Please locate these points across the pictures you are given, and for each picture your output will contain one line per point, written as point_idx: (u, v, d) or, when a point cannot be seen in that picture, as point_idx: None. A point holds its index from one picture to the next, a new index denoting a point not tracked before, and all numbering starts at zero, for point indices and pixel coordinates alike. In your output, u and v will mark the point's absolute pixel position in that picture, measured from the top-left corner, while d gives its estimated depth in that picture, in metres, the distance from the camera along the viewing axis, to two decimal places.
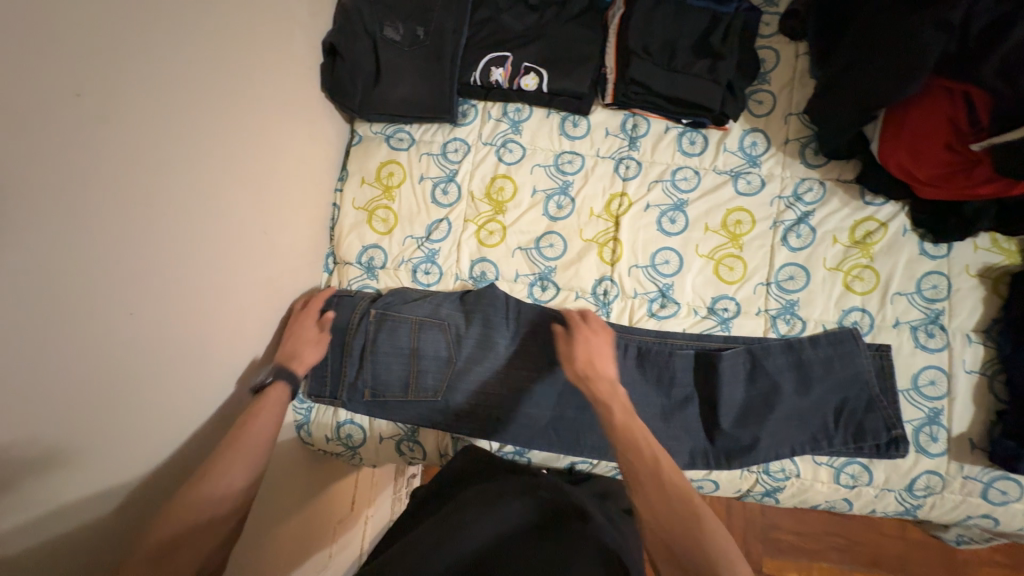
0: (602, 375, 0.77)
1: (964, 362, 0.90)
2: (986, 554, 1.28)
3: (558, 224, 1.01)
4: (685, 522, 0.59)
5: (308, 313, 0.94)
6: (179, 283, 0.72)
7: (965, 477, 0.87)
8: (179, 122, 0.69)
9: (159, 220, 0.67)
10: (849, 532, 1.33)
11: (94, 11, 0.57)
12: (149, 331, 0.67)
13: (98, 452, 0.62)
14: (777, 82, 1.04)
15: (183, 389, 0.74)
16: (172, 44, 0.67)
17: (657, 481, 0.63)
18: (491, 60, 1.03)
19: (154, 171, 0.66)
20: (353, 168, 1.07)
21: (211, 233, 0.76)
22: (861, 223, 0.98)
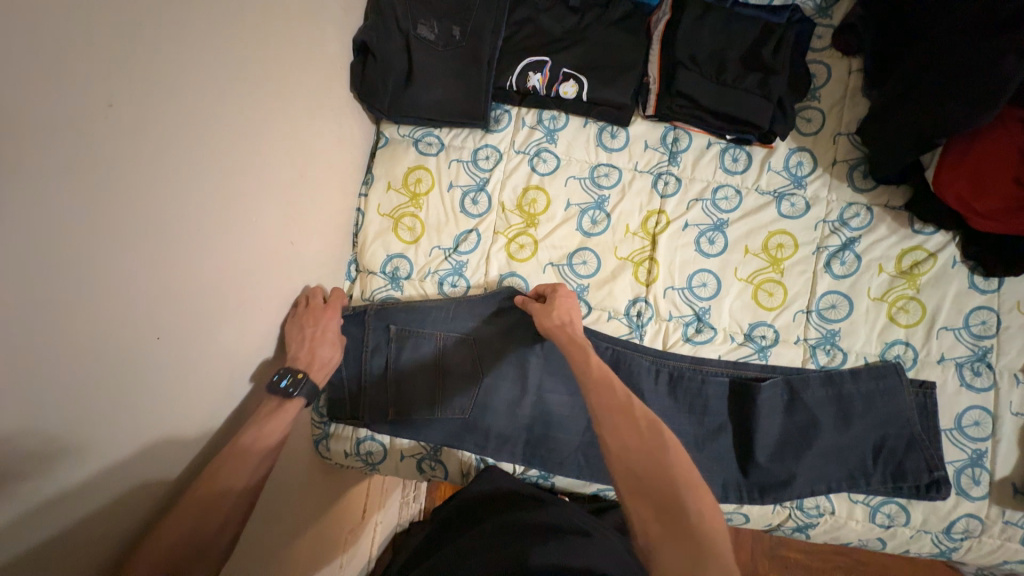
0: (578, 328, 0.80)
1: (1011, 404, 0.87)
2: None
3: (592, 240, 0.97)
4: (648, 440, 0.58)
5: (331, 309, 0.89)
6: (205, 301, 0.68)
7: (1005, 522, 0.85)
8: (209, 130, 0.65)
9: (186, 236, 0.63)
10: (861, 553, 1.31)
11: (130, 12, 0.53)
12: (174, 353, 0.64)
13: (125, 480, 0.59)
14: (826, 99, 0.99)
15: (205, 410, 0.70)
16: (205, 45, 0.63)
17: (624, 410, 0.62)
18: (529, 64, 0.98)
19: (185, 185, 0.62)
20: (379, 172, 1.02)
21: (234, 246, 0.72)
22: (908, 252, 0.94)
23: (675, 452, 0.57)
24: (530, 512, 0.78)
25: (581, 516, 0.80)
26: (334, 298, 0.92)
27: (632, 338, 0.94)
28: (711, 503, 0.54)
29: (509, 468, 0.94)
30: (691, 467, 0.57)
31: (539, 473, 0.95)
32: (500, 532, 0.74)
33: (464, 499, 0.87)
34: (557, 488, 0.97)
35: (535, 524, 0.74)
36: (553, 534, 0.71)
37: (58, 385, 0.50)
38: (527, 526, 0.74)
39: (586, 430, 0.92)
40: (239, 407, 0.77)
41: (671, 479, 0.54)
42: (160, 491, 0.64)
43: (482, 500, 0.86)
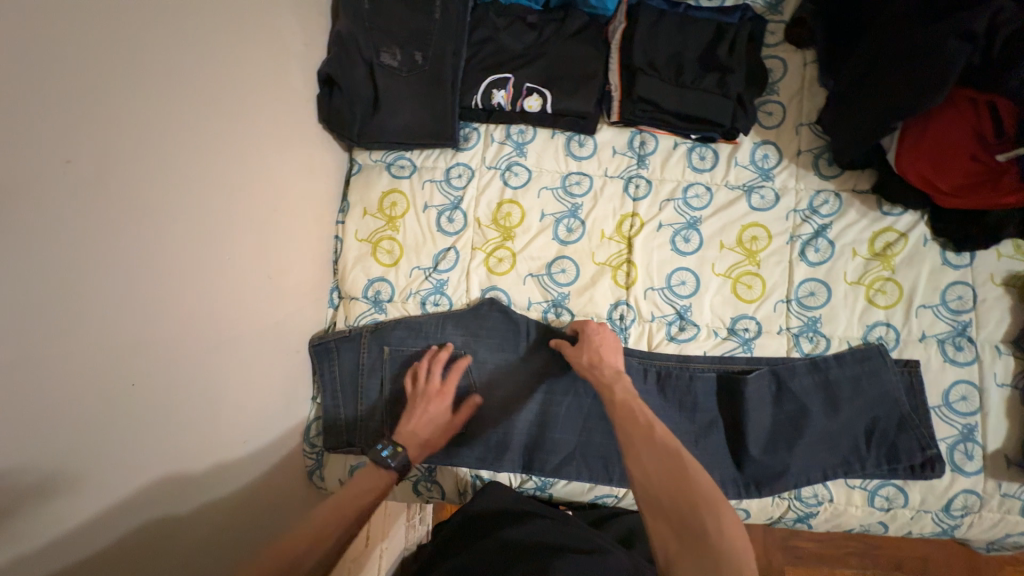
0: (608, 363, 0.79)
1: (995, 375, 0.88)
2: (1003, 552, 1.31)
3: (569, 248, 0.98)
4: (674, 475, 0.57)
5: (445, 392, 0.88)
6: (183, 343, 0.68)
7: (1003, 494, 0.85)
8: (172, 175, 0.65)
9: (156, 282, 0.63)
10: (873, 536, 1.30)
11: (81, 67, 0.53)
12: (152, 401, 0.63)
13: (108, 536, 0.58)
14: (785, 92, 1.01)
15: (189, 456, 0.70)
16: (164, 92, 0.64)
17: (646, 436, 0.61)
18: (492, 82, 0.99)
19: (152, 232, 0.62)
20: (354, 199, 1.03)
21: (210, 287, 0.72)
22: (880, 234, 0.95)
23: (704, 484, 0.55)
24: (536, 527, 0.78)
25: (587, 532, 0.79)
26: (452, 377, 0.90)
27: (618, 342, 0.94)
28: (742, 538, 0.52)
29: (507, 480, 0.93)
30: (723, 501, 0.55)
31: (537, 484, 0.95)
32: (501, 547, 0.73)
33: (463, 517, 0.86)
34: (556, 499, 0.96)
35: (548, 540, 0.74)
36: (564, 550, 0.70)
37: (31, 444, 0.49)
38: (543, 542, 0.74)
39: (581, 437, 0.92)
40: (227, 448, 0.77)
41: (697, 512, 0.53)
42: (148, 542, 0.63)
43: (484, 517, 0.84)
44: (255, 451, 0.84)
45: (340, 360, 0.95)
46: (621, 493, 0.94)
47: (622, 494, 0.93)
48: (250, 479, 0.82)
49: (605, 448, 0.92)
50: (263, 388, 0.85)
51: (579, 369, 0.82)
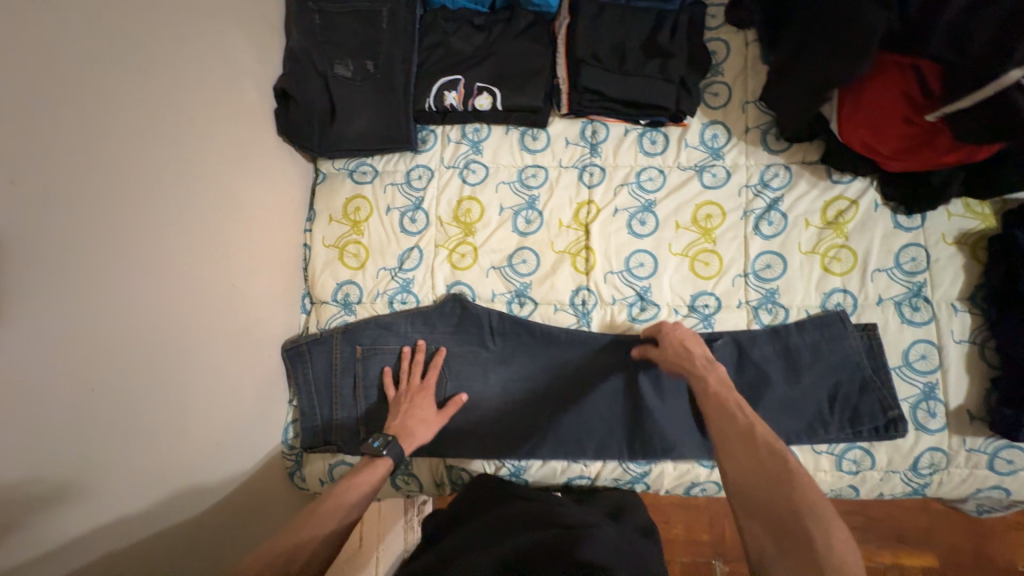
0: (695, 355, 0.83)
1: (952, 332, 0.89)
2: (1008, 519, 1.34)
3: (529, 239, 1.01)
4: (767, 470, 0.65)
5: (426, 390, 0.93)
6: (134, 347, 0.72)
7: (968, 450, 0.85)
8: (115, 192, 0.70)
9: (106, 290, 0.69)
10: (871, 511, 1.37)
11: (17, 101, 0.59)
12: (101, 401, 0.68)
13: (71, 524, 0.65)
14: (729, 72, 1.03)
15: (147, 454, 0.74)
16: (102, 117, 0.69)
17: (747, 438, 0.69)
18: (443, 84, 1.02)
19: (99, 244, 0.68)
20: (320, 207, 1.07)
21: (161, 294, 0.77)
22: (832, 203, 0.97)
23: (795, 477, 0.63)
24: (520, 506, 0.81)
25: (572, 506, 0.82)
26: (429, 376, 0.94)
27: (581, 327, 0.96)
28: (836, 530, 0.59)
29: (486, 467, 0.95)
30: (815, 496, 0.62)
31: (511, 470, 0.96)
32: (485, 530, 0.77)
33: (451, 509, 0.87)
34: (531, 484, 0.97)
35: (535, 518, 0.77)
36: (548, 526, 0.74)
37: None
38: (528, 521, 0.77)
39: (550, 420, 0.94)
40: (195, 448, 0.82)
41: (793, 504, 0.61)
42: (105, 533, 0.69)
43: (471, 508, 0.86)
44: (229, 451, 0.88)
45: (313, 363, 0.98)
46: (595, 474, 0.95)
47: (595, 474, 0.94)
48: (222, 476, 0.87)
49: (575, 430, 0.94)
50: (231, 390, 0.89)
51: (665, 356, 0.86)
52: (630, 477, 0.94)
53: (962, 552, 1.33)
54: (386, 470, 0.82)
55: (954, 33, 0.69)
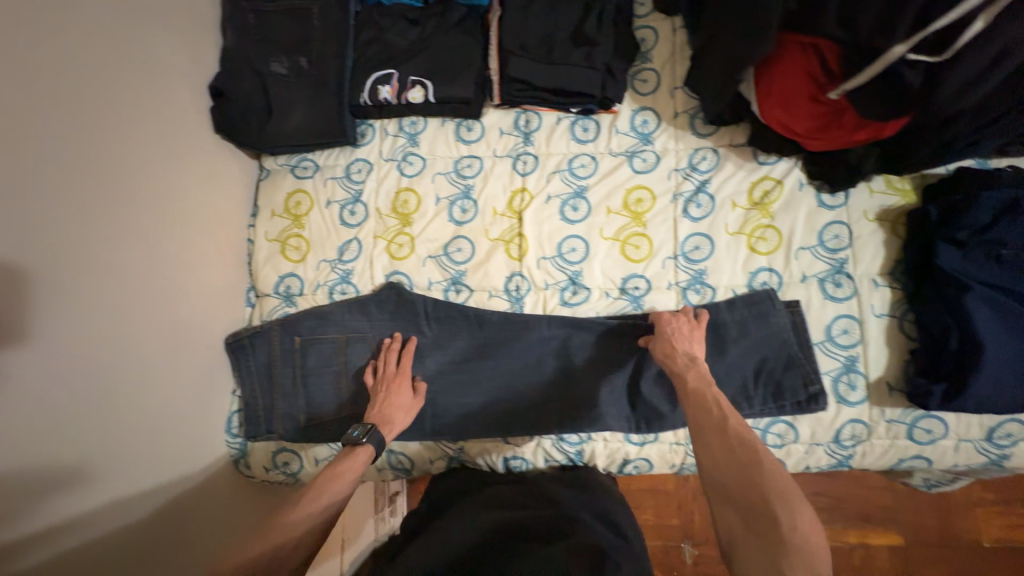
0: (680, 353, 0.85)
1: (873, 307, 0.90)
2: (970, 494, 1.35)
3: (465, 228, 1.03)
4: (738, 462, 0.66)
5: (402, 374, 0.94)
6: (64, 340, 0.75)
7: (888, 421, 0.87)
8: (40, 189, 0.72)
9: (32, 283, 0.71)
10: (835, 490, 1.38)
11: None
12: (31, 392, 0.70)
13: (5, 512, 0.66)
14: (657, 58, 1.05)
15: (82, 443, 0.76)
16: (24, 116, 0.71)
17: (720, 430, 0.70)
18: (377, 79, 1.04)
19: (22, 238, 0.70)
20: (263, 203, 1.09)
21: (93, 289, 0.79)
22: (758, 183, 0.99)
23: (766, 470, 0.64)
24: (477, 500, 0.86)
25: (530, 495, 0.86)
26: (405, 362, 0.95)
27: (514, 312, 0.98)
28: (805, 522, 0.59)
29: (444, 446, 0.98)
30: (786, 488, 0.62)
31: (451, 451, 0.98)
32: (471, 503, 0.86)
33: (438, 494, 0.94)
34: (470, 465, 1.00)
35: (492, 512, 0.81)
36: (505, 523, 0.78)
37: None
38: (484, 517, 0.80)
39: (486, 402, 0.96)
40: (138, 436, 0.85)
41: (763, 495, 0.62)
42: (41, 520, 0.70)
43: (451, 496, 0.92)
44: (173, 440, 0.91)
45: (254, 354, 1.00)
46: (528, 453, 0.97)
47: (527, 453, 0.97)
48: (168, 463, 0.90)
49: (509, 409, 0.96)
50: (171, 382, 0.91)
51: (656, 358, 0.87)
52: (566, 459, 0.97)
53: (924, 530, 1.35)
54: (366, 460, 0.83)
55: (845, 12, 0.71)
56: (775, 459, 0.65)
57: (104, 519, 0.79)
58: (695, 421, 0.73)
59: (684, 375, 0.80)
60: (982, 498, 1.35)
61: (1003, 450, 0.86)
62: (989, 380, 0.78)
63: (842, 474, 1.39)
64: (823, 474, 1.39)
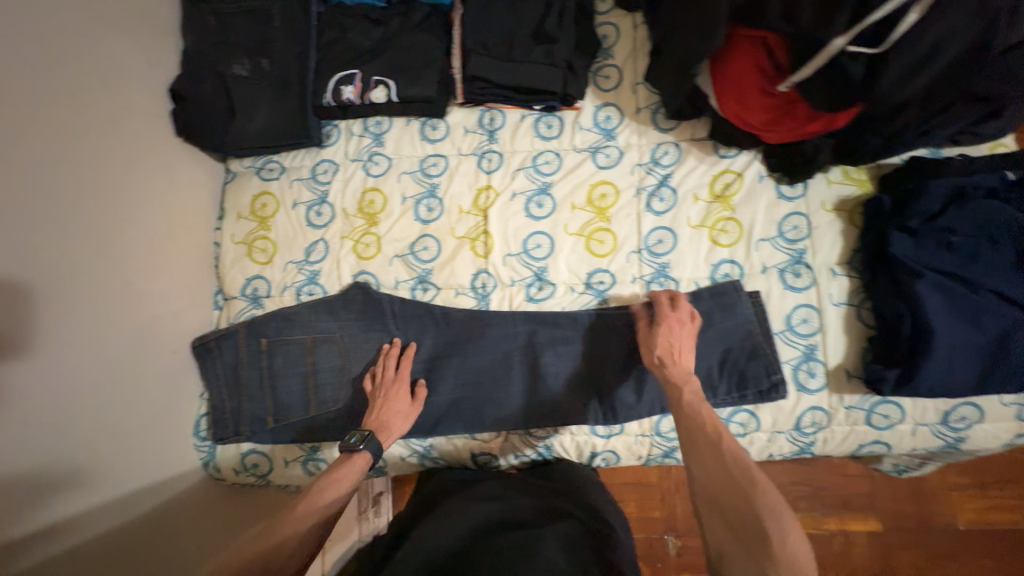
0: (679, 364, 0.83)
1: (831, 295, 0.92)
2: (946, 478, 1.37)
3: (431, 227, 1.04)
4: (729, 476, 0.65)
5: (400, 381, 0.94)
6: (20, 344, 0.74)
7: (847, 407, 0.89)
8: None
9: None
10: (816, 478, 1.39)
11: None
12: None
13: None
14: (619, 55, 1.06)
15: (38, 448, 0.76)
16: None
17: (715, 447, 0.69)
18: (340, 79, 1.04)
19: None
20: (229, 206, 1.10)
21: (46, 294, 0.79)
22: (719, 176, 1.00)
23: (757, 484, 0.63)
24: (467, 500, 0.86)
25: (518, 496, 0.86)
26: (404, 368, 0.95)
27: (480, 309, 0.99)
28: (795, 539, 0.57)
29: (413, 445, 0.98)
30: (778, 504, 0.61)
31: (421, 449, 0.99)
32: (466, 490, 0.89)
33: (423, 494, 0.94)
34: (442, 462, 1.01)
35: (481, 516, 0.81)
36: (495, 530, 0.78)
37: None
38: (473, 522, 0.80)
39: (454, 399, 0.97)
40: (101, 443, 0.85)
41: (755, 513, 0.60)
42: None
43: (429, 500, 0.92)
44: (136, 443, 0.91)
45: (221, 357, 1.00)
46: (496, 448, 0.98)
47: (494, 447, 0.98)
48: (132, 468, 0.90)
49: (477, 403, 0.96)
50: (133, 385, 0.91)
51: (651, 371, 0.86)
52: (536, 453, 0.98)
53: (903, 516, 1.36)
54: (364, 466, 0.82)
55: (788, 5, 0.72)
56: (767, 474, 0.64)
57: (69, 524, 0.79)
58: (688, 434, 0.73)
59: (677, 386, 0.79)
60: (958, 483, 1.37)
61: (959, 433, 0.88)
62: (939, 364, 0.80)
63: (821, 462, 1.40)
64: (803, 463, 1.40)
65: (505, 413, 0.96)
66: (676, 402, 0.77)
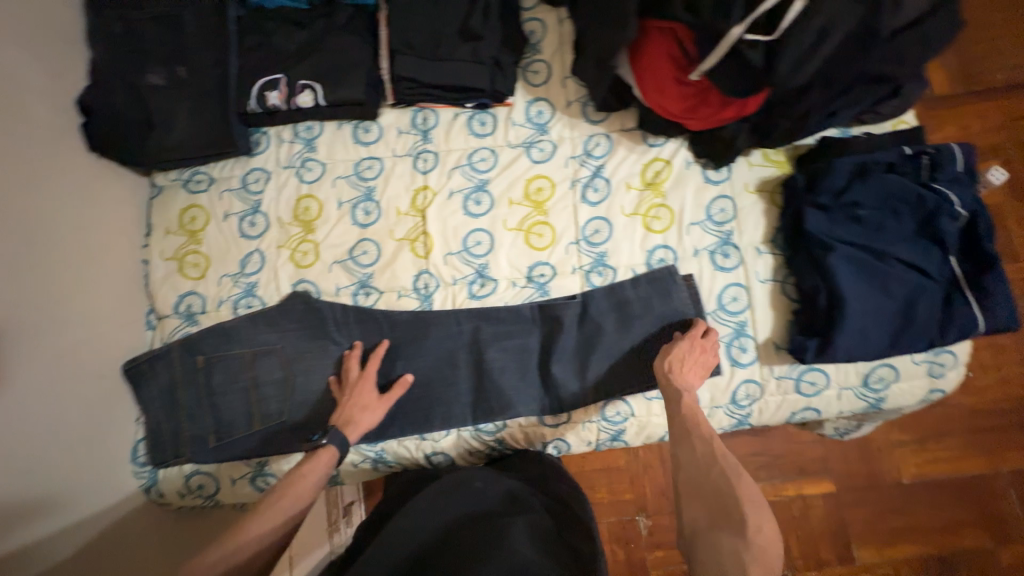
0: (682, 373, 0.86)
1: (757, 273, 0.96)
2: (893, 437, 1.42)
3: (369, 230, 1.02)
4: (717, 474, 0.71)
5: (366, 378, 0.93)
6: None
7: (778, 378, 0.94)
8: None
9: None
10: (774, 448, 1.42)
11: None
12: None
13: None
14: (547, 50, 1.08)
15: None
16: None
17: (710, 455, 0.73)
18: (263, 84, 1.02)
19: None
20: (156, 221, 1.05)
21: None
22: (649, 165, 1.03)
23: (742, 483, 0.69)
24: (431, 493, 0.83)
25: (485, 483, 0.86)
26: (371, 365, 0.94)
27: (424, 310, 0.99)
28: (771, 535, 0.65)
29: (365, 451, 0.97)
30: (759, 503, 0.68)
31: (373, 455, 0.98)
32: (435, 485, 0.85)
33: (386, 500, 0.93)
34: (396, 465, 1.01)
35: (447, 512, 0.81)
36: (463, 527, 0.79)
37: None
38: (441, 519, 0.80)
39: (401, 401, 0.97)
40: (31, 478, 0.81)
41: (735, 520, 0.67)
42: None
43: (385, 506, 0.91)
44: (66, 475, 0.86)
45: (155, 378, 0.97)
46: (448, 447, 0.99)
47: (445, 445, 0.98)
48: (63, 501, 0.85)
49: (425, 401, 0.97)
50: (58, 414, 0.86)
51: (655, 374, 0.88)
52: (488, 446, 1.00)
53: (857, 475, 1.41)
54: (331, 459, 0.83)
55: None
56: (751, 475, 0.70)
57: (5, 567, 0.74)
58: (683, 430, 0.78)
59: (679, 392, 0.82)
60: (906, 441, 1.42)
61: (878, 394, 0.94)
62: (854, 330, 0.85)
63: (778, 432, 1.43)
64: (761, 435, 1.44)
65: (453, 410, 0.97)
66: (676, 403, 0.81)
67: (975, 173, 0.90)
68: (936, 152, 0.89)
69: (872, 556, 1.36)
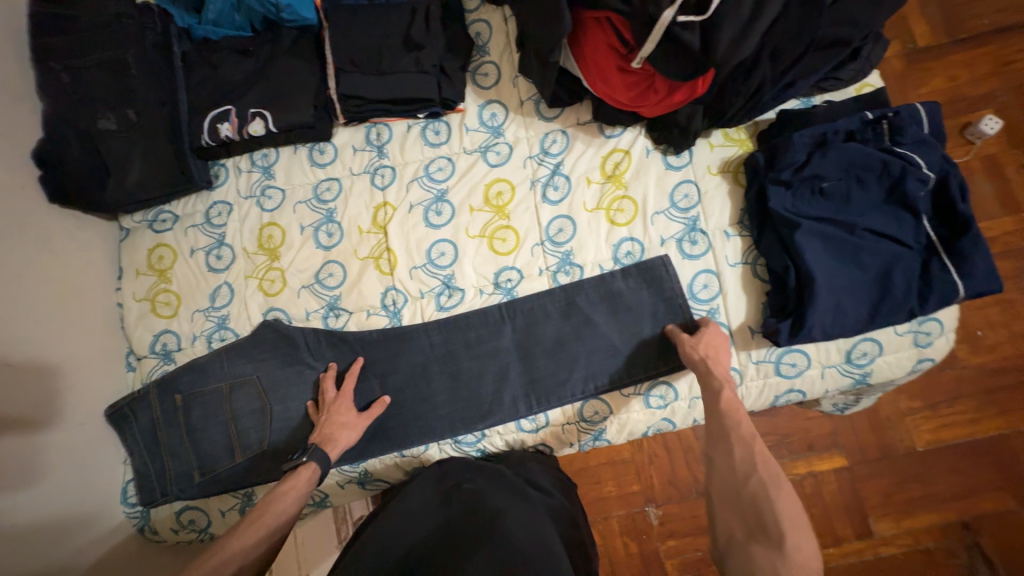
0: (721, 363, 0.84)
1: (727, 257, 0.94)
2: (903, 406, 1.38)
3: (334, 252, 1.02)
4: (754, 483, 0.67)
5: (342, 398, 0.94)
6: None
7: (756, 362, 0.91)
8: None
9: None
10: (781, 427, 1.39)
11: None
12: None
13: None
14: (494, 51, 1.06)
15: None
16: None
17: (749, 462, 0.69)
18: (214, 117, 1.02)
19: None
20: (126, 264, 1.07)
21: None
22: (608, 157, 1.00)
23: (780, 494, 0.65)
24: (426, 493, 0.85)
25: (474, 483, 0.85)
26: (347, 384, 0.95)
27: (393, 327, 0.99)
28: (810, 555, 0.60)
29: (349, 471, 0.98)
30: (798, 517, 0.63)
31: (358, 475, 0.99)
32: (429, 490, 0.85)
33: None
34: (384, 481, 1.01)
35: (439, 510, 0.81)
36: (457, 522, 0.77)
37: None
38: (436, 519, 0.79)
39: (382, 418, 0.97)
40: (17, 529, 0.83)
41: (769, 532, 0.62)
42: None
43: None
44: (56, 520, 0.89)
45: (137, 419, 0.99)
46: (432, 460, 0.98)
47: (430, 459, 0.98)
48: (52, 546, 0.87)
49: (405, 417, 0.97)
50: (43, 462, 0.89)
51: (688, 360, 0.86)
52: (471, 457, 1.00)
53: (868, 448, 1.37)
54: (314, 475, 0.84)
55: None
56: (791, 486, 0.66)
57: None
58: (720, 430, 0.75)
59: (719, 382, 0.79)
60: (918, 410, 1.38)
61: (864, 369, 0.91)
62: (827, 308, 0.83)
63: (783, 410, 1.40)
64: (767, 415, 1.41)
65: (434, 423, 0.97)
66: (711, 399, 0.78)
67: (941, 131, 0.86)
68: (896, 114, 0.85)
69: (890, 527, 1.33)
